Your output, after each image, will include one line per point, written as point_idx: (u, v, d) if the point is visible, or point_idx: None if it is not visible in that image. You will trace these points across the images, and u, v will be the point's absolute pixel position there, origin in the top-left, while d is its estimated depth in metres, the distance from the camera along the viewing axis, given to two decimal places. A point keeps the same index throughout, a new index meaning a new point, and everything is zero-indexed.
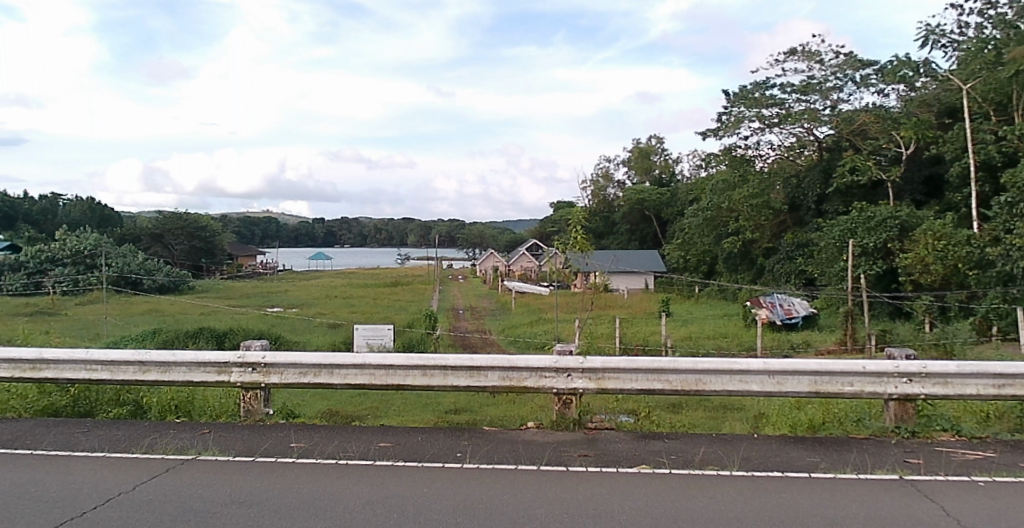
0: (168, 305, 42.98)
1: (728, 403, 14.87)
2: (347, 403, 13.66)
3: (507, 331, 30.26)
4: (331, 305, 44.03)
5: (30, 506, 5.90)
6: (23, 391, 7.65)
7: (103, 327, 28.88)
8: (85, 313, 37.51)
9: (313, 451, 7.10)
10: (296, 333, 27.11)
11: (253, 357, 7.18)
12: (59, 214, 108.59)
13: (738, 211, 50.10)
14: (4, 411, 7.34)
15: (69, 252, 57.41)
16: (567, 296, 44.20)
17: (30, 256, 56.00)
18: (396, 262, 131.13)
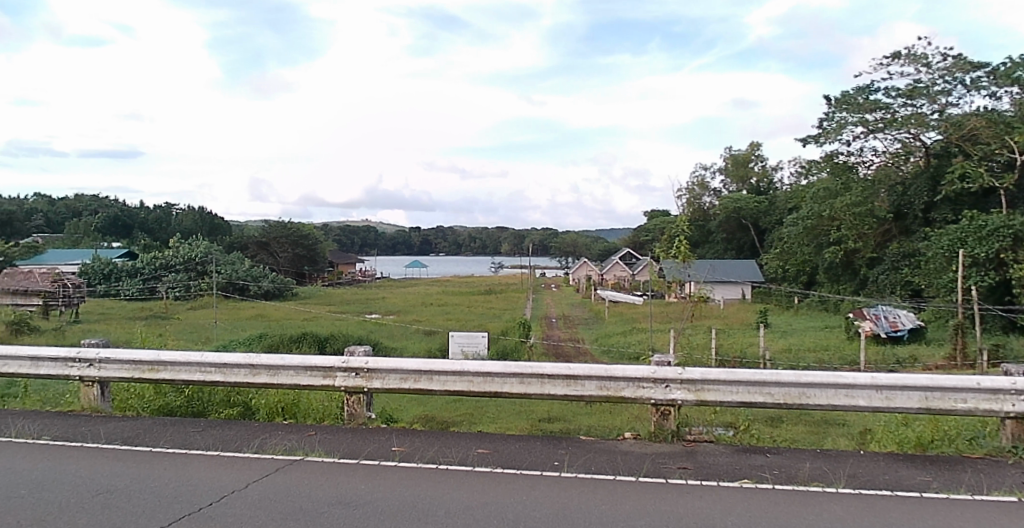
0: (272, 311, 44.79)
1: (830, 419, 14.38)
2: (442, 409, 13.85)
3: (600, 341, 30.14)
4: (426, 313, 44.90)
5: (152, 501, 6.17)
6: (141, 390, 7.98)
7: (213, 331, 30.46)
8: (200, 317, 39.87)
9: (414, 455, 7.21)
10: (394, 339, 27.78)
11: (357, 362, 7.34)
12: (173, 223, 117.71)
13: (840, 220, 47.95)
14: (124, 411, 7.71)
15: (181, 259, 59.65)
16: (661, 306, 43.86)
17: (146, 263, 59.39)
18: (491, 270, 132.93)
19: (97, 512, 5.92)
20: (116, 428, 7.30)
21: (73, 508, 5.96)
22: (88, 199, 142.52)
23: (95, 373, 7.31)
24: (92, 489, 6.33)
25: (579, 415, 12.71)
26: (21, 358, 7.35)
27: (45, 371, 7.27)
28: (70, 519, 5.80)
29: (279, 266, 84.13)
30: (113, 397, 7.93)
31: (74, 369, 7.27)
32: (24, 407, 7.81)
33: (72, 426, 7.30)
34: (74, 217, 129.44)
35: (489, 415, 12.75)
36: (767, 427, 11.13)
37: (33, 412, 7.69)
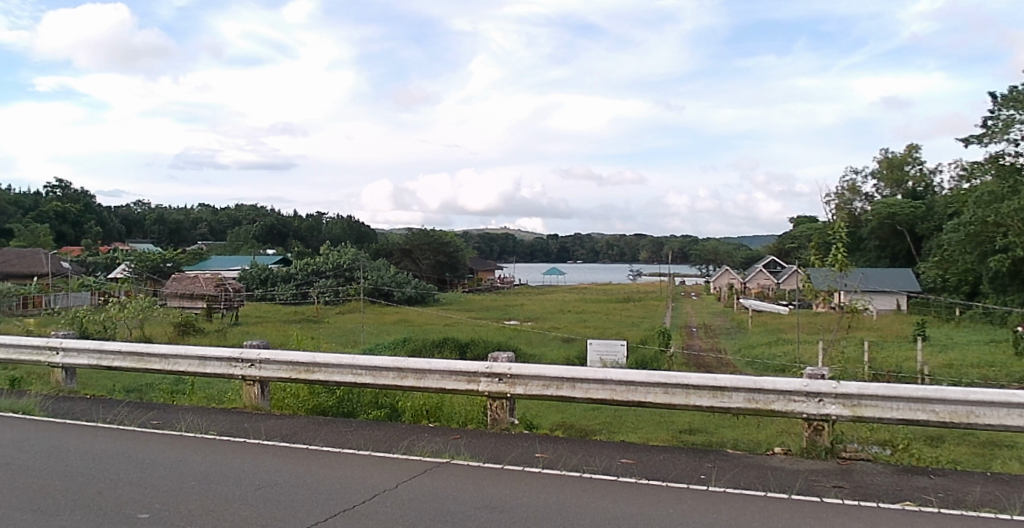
0: (415, 316, 46.55)
1: (998, 441, 13.42)
2: (581, 417, 13.77)
3: (743, 351, 29.32)
4: (565, 320, 45.29)
5: (310, 497, 6.44)
6: (296, 390, 8.34)
7: (359, 334, 32.02)
8: (347, 320, 42.26)
9: (557, 463, 7.18)
10: (533, 345, 28.25)
11: (500, 367, 7.42)
12: (324, 232, 127.18)
13: (1006, 225, 45.62)
14: (282, 408, 8.08)
15: (332, 266, 62.45)
16: (808, 317, 42.01)
17: (300, 269, 63.01)
18: (631, 277, 132.93)
19: (259, 507, 6.25)
20: (275, 426, 7.67)
21: (238, 501, 6.34)
22: (249, 210, 156.02)
23: (256, 373, 7.68)
24: (253, 482, 6.70)
25: (722, 427, 12.33)
26: (190, 357, 7.81)
27: (211, 369, 7.71)
28: (235, 512, 6.15)
29: (421, 272, 86.78)
30: (271, 396, 8.34)
31: (237, 369, 7.69)
32: (192, 403, 8.33)
33: (236, 422, 7.74)
34: (238, 226, 143.64)
35: (628, 424, 12.54)
36: (928, 446, 10.42)
37: (199, 407, 8.19)
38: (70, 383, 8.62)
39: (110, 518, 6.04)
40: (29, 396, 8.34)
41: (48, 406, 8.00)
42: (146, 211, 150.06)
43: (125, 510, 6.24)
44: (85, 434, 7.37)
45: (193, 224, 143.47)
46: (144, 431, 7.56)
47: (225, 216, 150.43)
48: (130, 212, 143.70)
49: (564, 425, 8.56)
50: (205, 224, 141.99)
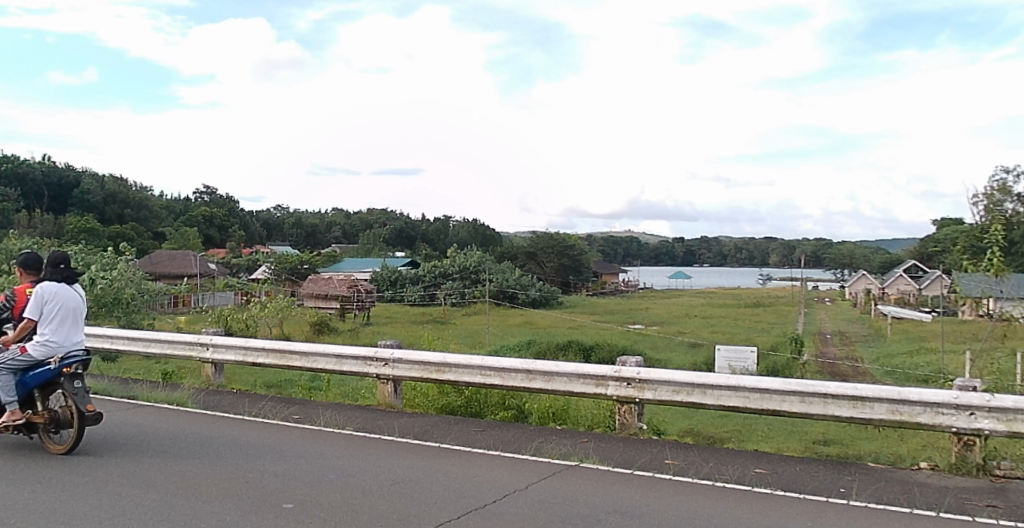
0: (541, 319, 47.83)
1: None
2: (709, 423, 13.64)
3: (883, 361, 28.23)
4: (691, 325, 45.17)
5: (441, 496, 6.57)
6: (426, 390, 8.57)
7: (486, 335, 33.36)
8: (474, 322, 43.95)
9: (688, 470, 7.08)
10: (659, 350, 28.59)
11: (628, 372, 7.47)
12: (450, 235, 132.11)
13: None
14: (413, 408, 8.30)
15: (458, 268, 65.20)
16: (956, 324, 39.57)
17: (428, 271, 65.92)
18: (758, 282, 130.16)
19: (394, 505, 6.43)
20: (407, 424, 7.89)
21: (374, 497, 6.57)
22: (380, 214, 164.77)
23: (389, 372, 7.93)
24: (388, 477, 6.93)
25: (860, 438, 11.88)
26: (328, 356, 8.16)
27: (348, 368, 8.03)
28: (372, 509, 6.36)
29: (546, 275, 87.78)
30: (403, 396, 8.58)
31: (372, 368, 7.98)
32: (328, 399, 8.69)
33: (370, 420, 8.00)
34: (367, 228, 151.58)
35: (758, 432, 12.26)
36: None
37: (336, 403, 8.52)
38: (219, 378, 9.17)
39: (256, 511, 6.36)
40: (183, 389, 8.94)
41: (199, 399, 8.55)
42: (285, 215, 160.71)
43: (270, 502, 6.58)
44: (232, 426, 7.79)
45: (327, 226, 152.17)
46: (287, 424, 7.94)
47: (357, 219, 159.24)
48: (271, 215, 154.72)
49: (692, 433, 8.48)
50: (337, 226, 150.21)
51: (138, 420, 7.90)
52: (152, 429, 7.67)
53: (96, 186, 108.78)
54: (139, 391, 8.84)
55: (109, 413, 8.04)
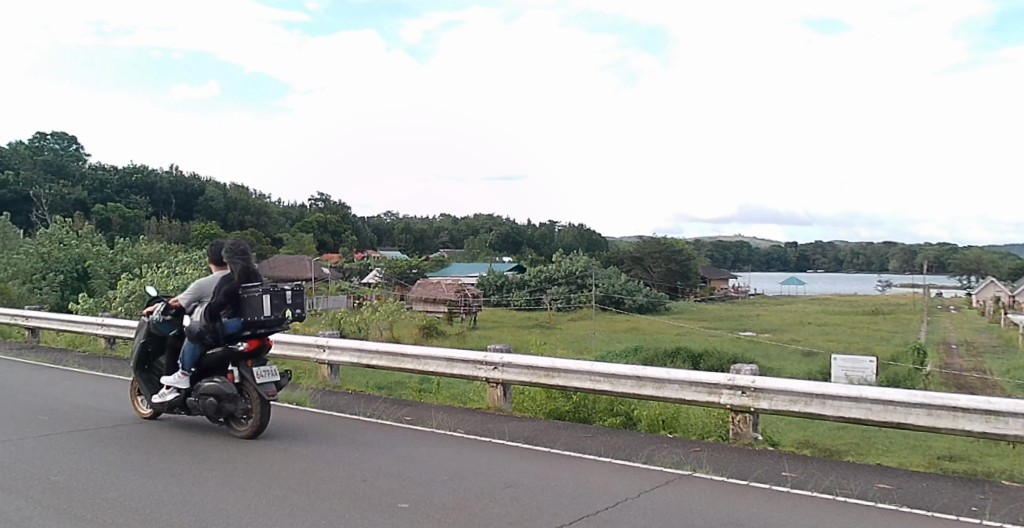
0: (648, 326, 49.39)
1: None
2: (826, 430, 13.52)
3: (1015, 373, 27.20)
4: (803, 333, 44.85)
5: (553, 502, 6.57)
6: (534, 394, 8.66)
7: (593, 342, 34.80)
8: (580, 328, 46.48)
9: (807, 483, 6.90)
10: (771, 359, 28.99)
11: (743, 380, 7.44)
12: (555, 240, 137.19)
13: None
14: (521, 411, 8.39)
15: (563, 273, 69.48)
16: None
17: (534, 276, 70.82)
18: (875, 289, 125.61)
19: (507, 509, 6.47)
20: (516, 427, 7.96)
21: (487, 500, 6.63)
22: (487, 219, 170.15)
23: (499, 375, 8.08)
24: (500, 481, 6.99)
25: (988, 451, 11.39)
26: (439, 358, 8.38)
27: (458, 371, 8.23)
28: (485, 512, 6.41)
29: (653, 280, 88.30)
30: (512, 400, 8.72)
31: (482, 371, 8.16)
32: (438, 401, 8.89)
33: (480, 422, 8.11)
34: (474, 233, 157.18)
35: (878, 443, 11.96)
36: None
37: (446, 405, 8.69)
38: (335, 378, 9.47)
39: (371, 512, 6.48)
40: (301, 389, 9.27)
41: (317, 399, 8.86)
42: (397, 222, 168.55)
43: (385, 502, 6.69)
44: (347, 425, 8.02)
45: (435, 232, 157.38)
46: (399, 424, 8.12)
47: (465, 224, 163.52)
48: (382, 222, 162.35)
49: (806, 446, 8.35)
50: (445, 232, 154.53)
51: (259, 417, 8.23)
52: (273, 426, 7.96)
53: (220, 196, 117.62)
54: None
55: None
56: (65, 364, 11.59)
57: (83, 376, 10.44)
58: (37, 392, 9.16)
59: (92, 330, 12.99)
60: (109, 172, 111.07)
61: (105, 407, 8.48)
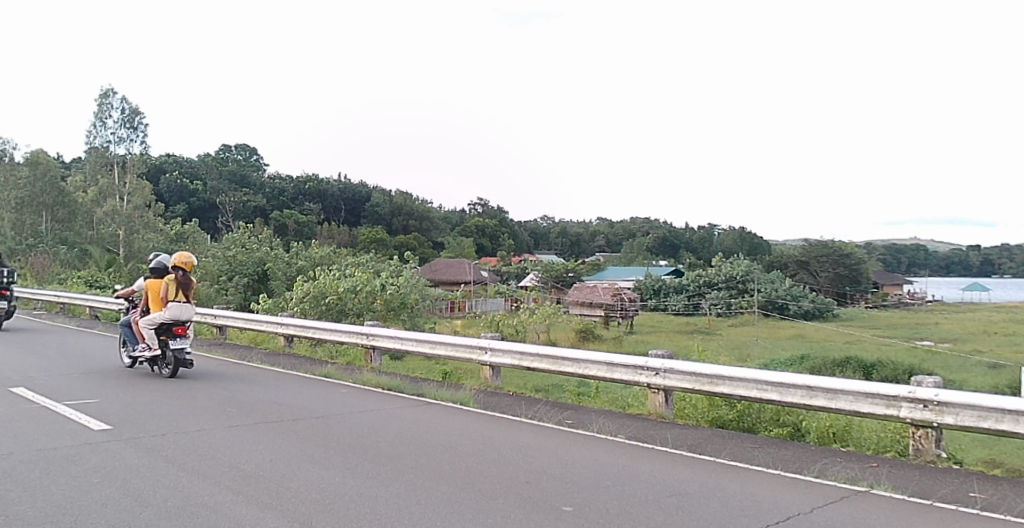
0: (815, 333, 48.72)
1: None
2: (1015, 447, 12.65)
3: None
4: (988, 344, 41.88)
5: (719, 511, 6.37)
6: (696, 402, 8.56)
7: (754, 349, 34.91)
8: (742, 334, 47.20)
9: (999, 505, 6.33)
10: (951, 371, 27.58)
11: (924, 393, 6.96)
12: (714, 245, 137.29)
13: None
14: (682, 417, 8.33)
15: (723, 277, 70.40)
16: None
17: (692, 280, 72.57)
18: None
19: (674, 516, 6.32)
20: (679, 434, 7.88)
21: (649, 506, 6.54)
22: (643, 222, 170.78)
23: (661, 381, 8.11)
24: (665, 489, 6.88)
25: None
26: (599, 362, 8.53)
27: (620, 376, 8.34)
28: (650, 518, 6.30)
29: (819, 285, 85.39)
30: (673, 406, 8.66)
31: (643, 376, 8.21)
32: (598, 404, 8.93)
33: (643, 428, 8.06)
34: (630, 237, 158.23)
35: None
36: None
37: (607, 409, 8.73)
38: (496, 380, 9.69)
39: (535, 512, 6.53)
40: (463, 389, 9.53)
41: (480, 400, 9.07)
42: (553, 226, 172.61)
43: (549, 504, 6.68)
44: (511, 426, 8.17)
45: (591, 235, 160.10)
46: (561, 427, 8.19)
47: (621, 228, 164.66)
48: (538, 225, 166.85)
49: (996, 465, 7.76)
50: (601, 236, 156.69)
51: (426, 416, 8.54)
52: (440, 424, 8.23)
53: (385, 201, 123.64)
54: (425, 389, 9.56)
55: (402, 408, 8.80)
56: (249, 360, 12.37)
57: (265, 371, 11.18)
58: (224, 384, 9.97)
59: (271, 329, 13.76)
60: (285, 182, 121.62)
61: (286, 400, 9.10)
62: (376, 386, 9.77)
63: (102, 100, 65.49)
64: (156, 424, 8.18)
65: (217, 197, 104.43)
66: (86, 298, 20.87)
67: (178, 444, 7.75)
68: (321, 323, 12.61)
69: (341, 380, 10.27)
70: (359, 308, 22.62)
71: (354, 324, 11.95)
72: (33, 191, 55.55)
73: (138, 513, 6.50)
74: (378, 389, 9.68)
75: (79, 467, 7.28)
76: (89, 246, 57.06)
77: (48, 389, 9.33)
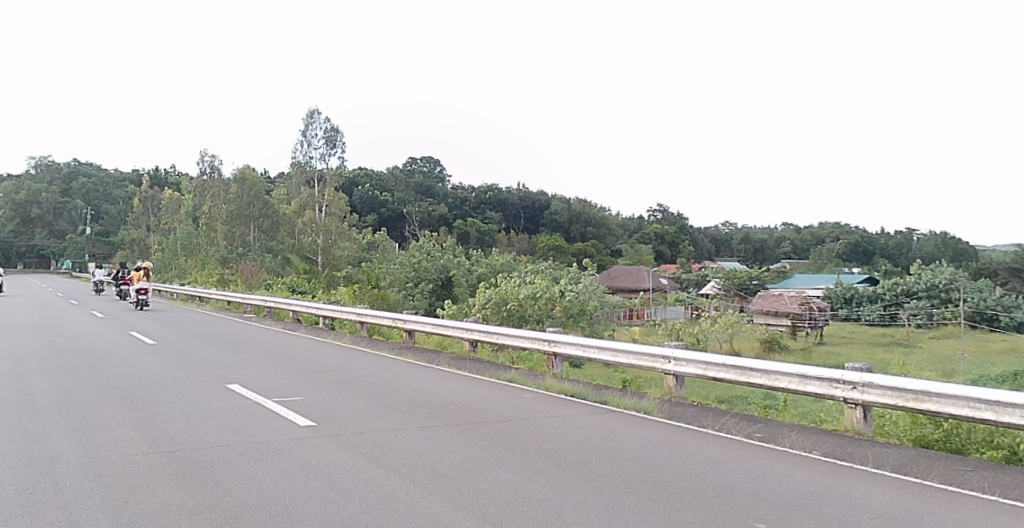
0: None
1: None
2: None
3: None
4: None
5: None
6: (898, 418, 8.18)
7: (961, 364, 32.48)
8: (948, 347, 44.16)
9: None
10: None
11: None
12: (913, 249, 129.01)
13: None
14: (882, 436, 8.01)
15: (924, 286, 66.91)
16: None
17: (887, 289, 70.16)
18: None
19: None
20: (881, 453, 7.56)
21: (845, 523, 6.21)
22: (834, 227, 164.16)
23: (859, 396, 7.82)
24: (865, 510, 6.47)
25: None
26: (791, 374, 8.36)
27: (814, 389, 8.13)
28: None
29: None
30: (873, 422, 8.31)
31: (838, 390, 7.95)
32: (787, 418, 8.74)
33: (841, 444, 7.82)
34: (820, 243, 153.38)
35: None
36: None
37: (798, 424, 8.51)
38: (680, 389, 9.78)
39: (729, 523, 6.32)
40: (648, 398, 9.62)
41: (664, 409, 9.10)
42: (736, 232, 170.30)
43: (740, 517, 6.45)
44: (700, 437, 8.15)
45: (777, 242, 156.99)
46: (752, 440, 8.08)
47: (809, 234, 159.86)
48: (720, 232, 165.56)
49: None
50: (788, 241, 154.82)
51: (612, 425, 8.62)
52: (627, 433, 8.30)
53: (565, 209, 126.22)
54: (609, 396, 9.71)
55: (587, 415, 8.97)
56: (436, 363, 12.91)
57: (454, 375, 11.68)
58: (419, 386, 10.50)
59: (456, 334, 14.15)
60: (467, 192, 127.90)
61: (475, 403, 9.51)
62: (560, 392, 10.04)
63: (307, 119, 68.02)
64: (353, 422, 8.74)
65: (404, 207, 111.04)
66: (289, 303, 22.40)
67: (379, 441, 8.24)
68: (503, 328, 12.93)
69: (524, 385, 10.61)
70: (539, 315, 22.51)
71: (536, 329, 12.20)
72: (241, 205, 59.01)
73: (340, 505, 6.88)
74: (562, 395, 9.95)
75: (289, 458, 7.87)
76: (292, 254, 61.55)
77: (258, 386, 10.24)
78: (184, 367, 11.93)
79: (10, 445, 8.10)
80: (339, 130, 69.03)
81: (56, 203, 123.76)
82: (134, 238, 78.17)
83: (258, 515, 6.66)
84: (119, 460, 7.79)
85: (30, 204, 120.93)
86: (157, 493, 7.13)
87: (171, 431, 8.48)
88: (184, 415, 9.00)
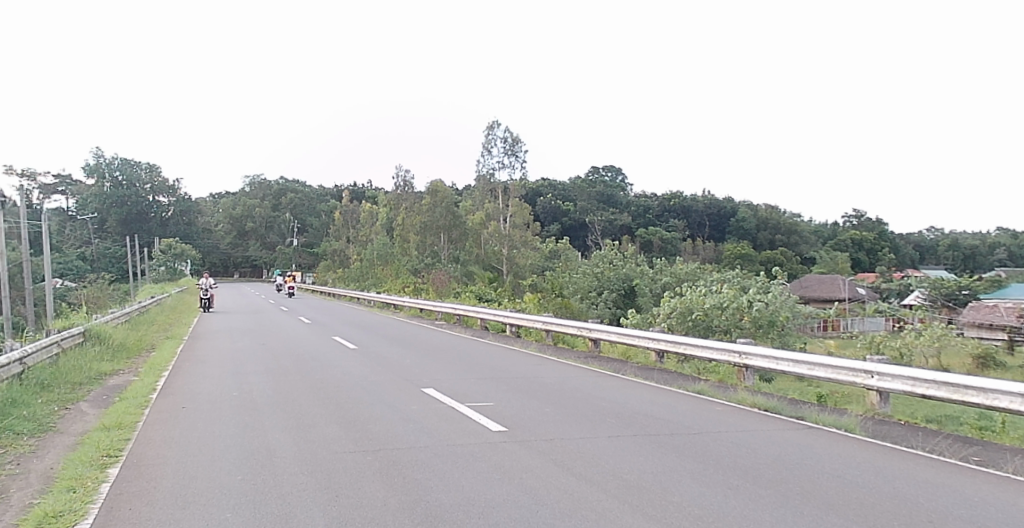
0: None
1: None
2: None
3: None
4: None
5: None
6: None
7: None
8: None
9: None
10: None
11: None
12: None
13: None
14: None
15: None
16: None
17: None
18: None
19: None
20: None
21: None
22: None
23: None
24: None
25: None
26: (1011, 394, 7.78)
27: None
28: None
29: None
30: None
31: None
32: (1007, 443, 8.17)
33: None
34: None
35: None
36: None
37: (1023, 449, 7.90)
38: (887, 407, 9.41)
39: None
40: (849, 415, 9.39)
41: (867, 427, 8.84)
42: (942, 239, 157.35)
43: None
44: (907, 457, 7.80)
45: (991, 249, 143.36)
46: (967, 463, 7.60)
47: None
48: (921, 242, 153.96)
49: None
50: (1003, 248, 141.33)
51: (810, 441, 8.44)
52: (828, 451, 8.07)
53: (751, 215, 122.11)
54: (806, 412, 9.56)
55: (784, 430, 8.84)
56: (622, 373, 13.12)
57: (643, 385, 11.82)
58: (608, 397, 10.69)
59: (641, 343, 14.30)
60: (648, 199, 128.12)
61: (665, 415, 9.57)
62: (754, 406, 9.97)
63: (489, 131, 70.12)
64: (542, 430, 9.03)
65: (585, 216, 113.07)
66: (477, 312, 23.28)
67: (568, 450, 8.42)
68: (691, 339, 12.91)
69: (716, 398, 10.61)
70: (725, 325, 22.12)
71: (725, 341, 12.16)
72: (433, 217, 61.16)
73: (531, 509, 7.02)
74: (755, 408, 9.89)
75: (483, 462, 8.19)
76: (478, 263, 64.20)
77: (451, 392, 10.85)
78: (381, 371, 12.86)
79: (236, 439, 8.96)
80: (518, 138, 70.20)
81: (267, 216, 132.58)
82: (336, 249, 83.78)
83: (450, 514, 6.94)
84: (329, 456, 8.42)
85: (244, 218, 132.38)
86: (362, 489, 7.59)
87: (374, 433, 9.09)
88: (384, 416, 9.67)
